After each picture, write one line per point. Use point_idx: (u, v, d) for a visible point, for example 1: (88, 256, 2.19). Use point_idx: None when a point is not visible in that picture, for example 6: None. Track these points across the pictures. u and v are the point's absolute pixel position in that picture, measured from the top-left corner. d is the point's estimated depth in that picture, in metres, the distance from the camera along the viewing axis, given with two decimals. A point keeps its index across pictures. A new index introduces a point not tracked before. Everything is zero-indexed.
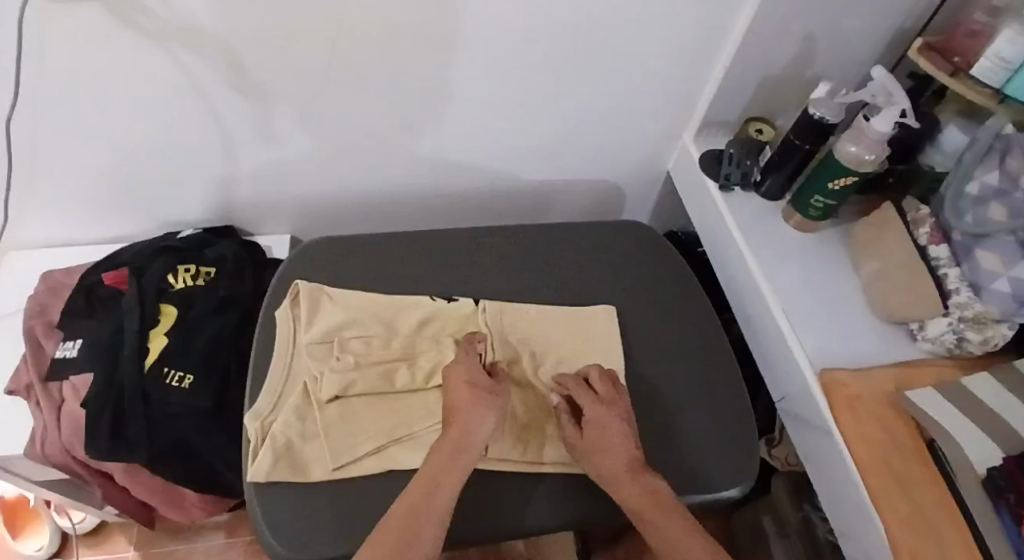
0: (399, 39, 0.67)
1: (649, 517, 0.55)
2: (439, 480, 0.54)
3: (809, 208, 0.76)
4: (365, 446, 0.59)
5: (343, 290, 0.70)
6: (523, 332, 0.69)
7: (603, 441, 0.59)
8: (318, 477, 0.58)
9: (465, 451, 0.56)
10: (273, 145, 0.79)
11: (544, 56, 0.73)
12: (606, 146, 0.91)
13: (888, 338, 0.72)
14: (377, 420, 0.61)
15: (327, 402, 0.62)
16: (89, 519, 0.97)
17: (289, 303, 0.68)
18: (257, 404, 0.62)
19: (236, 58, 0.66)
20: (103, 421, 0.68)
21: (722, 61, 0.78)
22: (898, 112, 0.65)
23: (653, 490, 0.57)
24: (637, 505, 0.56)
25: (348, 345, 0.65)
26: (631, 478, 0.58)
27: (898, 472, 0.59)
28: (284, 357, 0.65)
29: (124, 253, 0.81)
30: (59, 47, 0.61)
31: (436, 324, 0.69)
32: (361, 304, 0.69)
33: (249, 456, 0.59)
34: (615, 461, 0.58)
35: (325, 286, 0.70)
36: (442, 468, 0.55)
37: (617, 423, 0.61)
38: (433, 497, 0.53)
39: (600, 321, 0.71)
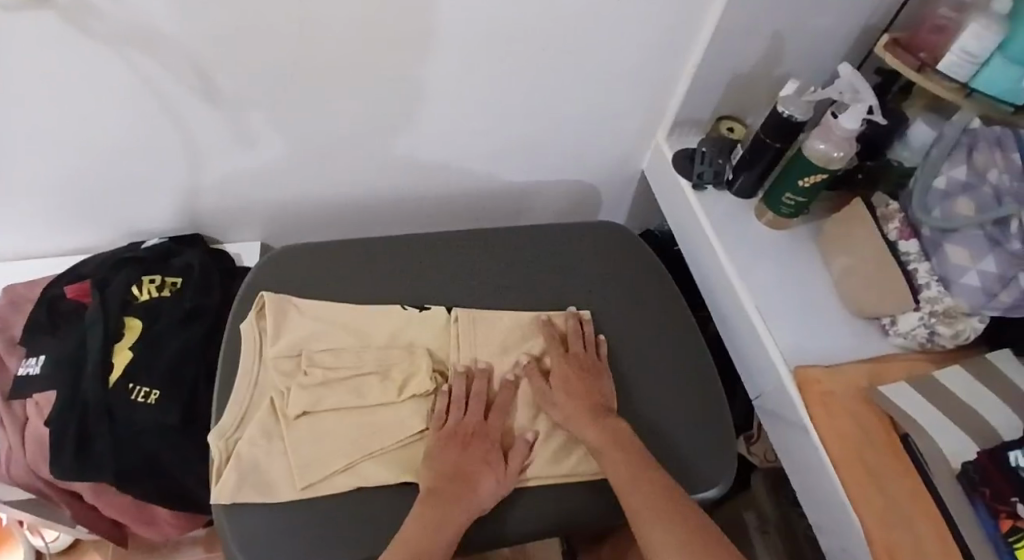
0: (367, 38, 0.66)
1: (609, 454, 0.59)
2: (450, 507, 0.55)
3: (781, 206, 0.76)
4: (339, 462, 0.58)
5: (310, 301, 0.68)
6: (496, 339, 0.68)
7: (569, 392, 0.64)
8: (286, 496, 0.57)
9: (463, 500, 0.56)
10: (239, 150, 0.77)
11: (515, 54, 0.72)
12: (579, 147, 0.90)
13: (860, 334, 0.72)
14: (346, 436, 0.60)
15: (295, 418, 0.61)
16: (63, 538, 0.94)
17: (254, 316, 0.67)
18: (222, 421, 0.61)
19: (200, 62, 0.64)
20: (68, 441, 0.67)
21: (693, 59, 0.78)
22: (865, 109, 0.66)
23: (612, 431, 0.61)
24: (596, 441, 0.60)
25: (317, 359, 0.64)
26: (593, 420, 0.61)
27: (870, 465, 0.60)
28: (250, 371, 0.64)
29: (87, 264, 0.79)
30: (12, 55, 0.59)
31: (409, 333, 0.68)
32: (329, 315, 0.68)
33: (214, 475, 0.58)
34: (579, 404, 0.63)
35: (292, 297, 0.69)
36: (447, 490, 0.56)
37: (579, 375, 0.65)
38: (426, 539, 0.52)
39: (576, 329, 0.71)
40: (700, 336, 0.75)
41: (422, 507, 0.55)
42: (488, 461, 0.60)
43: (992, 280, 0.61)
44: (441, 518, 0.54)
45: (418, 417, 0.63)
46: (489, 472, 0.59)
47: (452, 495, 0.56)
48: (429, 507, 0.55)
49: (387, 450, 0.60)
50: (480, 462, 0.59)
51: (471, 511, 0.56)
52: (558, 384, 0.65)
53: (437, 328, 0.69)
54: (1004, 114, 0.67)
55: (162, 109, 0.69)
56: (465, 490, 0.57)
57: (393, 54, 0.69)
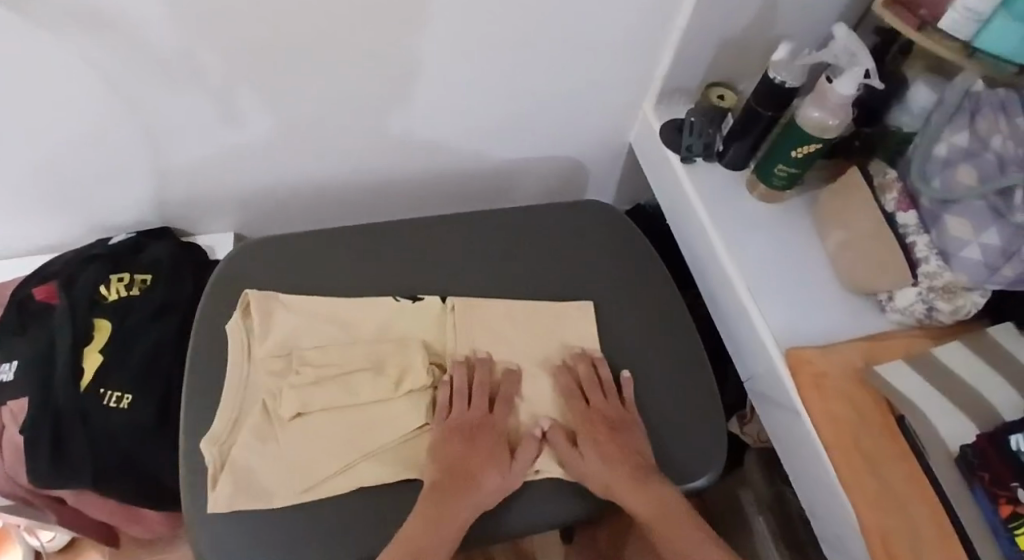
0: (332, 16, 0.62)
1: (659, 524, 0.58)
2: (444, 512, 0.54)
3: (772, 178, 0.72)
4: (332, 464, 0.56)
5: (299, 296, 0.66)
6: (493, 330, 0.67)
7: (608, 461, 0.59)
8: (285, 499, 0.55)
9: (457, 502, 0.55)
10: (205, 138, 0.74)
11: (492, 27, 0.68)
12: (563, 121, 0.86)
13: (856, 312, 0.69)
14: (342, 435, 0.58)
15: (289, 420, 0.58)
16: (60, 537, 0.94)
17: (240, 315, 0.64)
18: (213, 426, 0.58)
19: (155, 48, 0.60)
20: (42, 449, 0.65)
21: (677, 25, 0.73)
22: (862, 74, 0.62)
23: (660, 498, 0.58)
24: (644, 512, 0.58)
25: (307, 357, 0.62)
26: (639, 486, 0.58)
27: (865, 448, 0.58)
28: (239, 372, 0.62)
29: (56, 262, 0.76)
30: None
31: (400, 325, 0.66)
32: (318, 310, 0.65)
33: (208, 483, 0.56)
34: (616, 469, 0.59)
35: (279, 294, 0.66)
36: (443, 504, 0.55)
37: (609, 437, 0.61)
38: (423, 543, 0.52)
39: (575, 317, 0.69)
40: (690, 319, 0.72)
41: (420, 518, 0.54)
42: (493, 459, 0.59)
43: (994, 254, 0.58)
44: (438, 521, 0.54)
45: (417, 413, 0.61)
46: (492, 469, 0.58)
47: (451, 496, 0.55)
48: (427, 504, 0.55)
49: (387, 446, 0.59)
50: (481, 461, 0.58)
51: (469, 511, 0.56)
52: (589, 450, 0.60)
53: (433, 318, 0.67)
54: (1008, 75, 0.63)
55: (118, 98, 0.66)
56: (463, 489, 0.56)
57: (363, 31, 0.65)
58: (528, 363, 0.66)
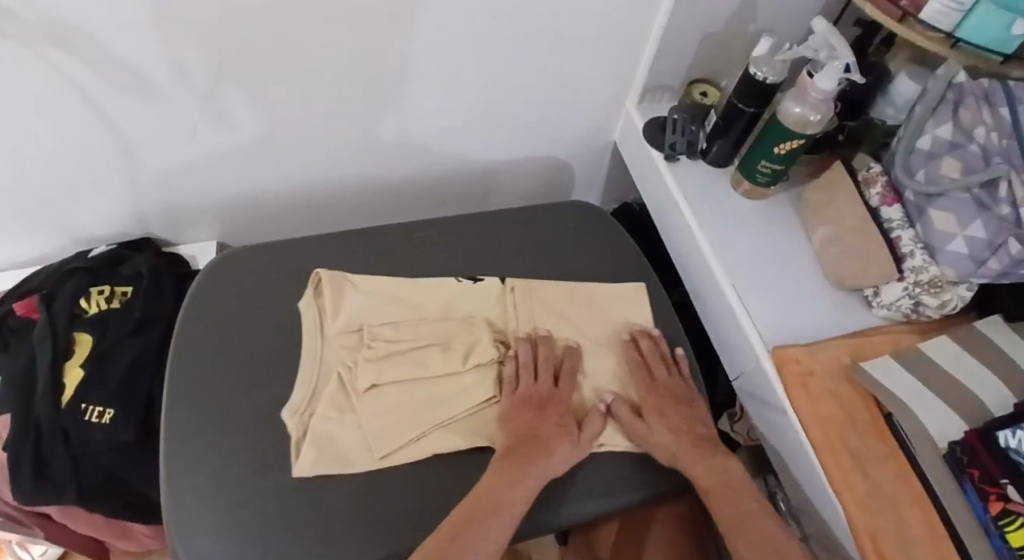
0: (303, 21, 0.61)
1: (721, 495, 0.58)
2: (520, 479, 0.54)
3: (757, 175, 0.71)
4: (408, 433, 0.57)
5: (367, 277, 0.66)
6: (553, 309, 0.67)
7: (674, 431, 0.60)
8: (364, 466, 0.56)
9: (536, 464, 0.55)
10: (183, 147, 0.73)
11: (466, 29, 0.67)
12: (546, 121, 0.86)
13: (842, 307, 0.69)
14: (416, 407, 0.59)
15: (364, 392, 0.59)
16: (51, 550, 0.94)
17: (312, 293, 0.64)
18: (292, 398, 0.59)
19: (124, 58, 0.60)
20: (24, 467, 0.64)
21: (658, 23, 0.73)
22: (842, 67, 0.61)
23: (722, 467, 0.60)
24: (705, 481, 0.59)
25: (378, 333, 0.62)
26: (702, 457, 0.60)
27: (853, 449, 0.57)
28: (313, 346, 0.62)
29: (37, 275, 0.75)
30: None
31: (462, 305, 0.66)
32: (387, 289, 0.66)
33: (288, 451, 0.56)
34: (681, 439, 0.60)
35: (350, 275, 0.66)
36: (519, 466, 0.55)
37: (674, 407, 0.63)
38: (502, 499, 0.52)
39: (630, 299, 0.70)
40: (674, 319, 0.72)
41: (498, 476, 0.54)
42: (564, 428, 0.59)
43: (980, 247, 0.57)
44: (514, 480, 0.54)
45: (485, 387, 0.61)
46: (563, 436, 0.58)
47: (529, 458, 0.55)
48: (506, 464, 0.55)
49: (457, 417, 0.59)
50: (554, 428, 0.58)
51: (547, 472, 0.56)
52: (654, 418, 0.61)
53: (494, 296, 0.67)
54: (992, 66, 0.61)
55: (91, 110, 0.65)
56: (542, 452, 0.56)
57: (335, 35, 0.64)
58: (596, 340, 0.67)
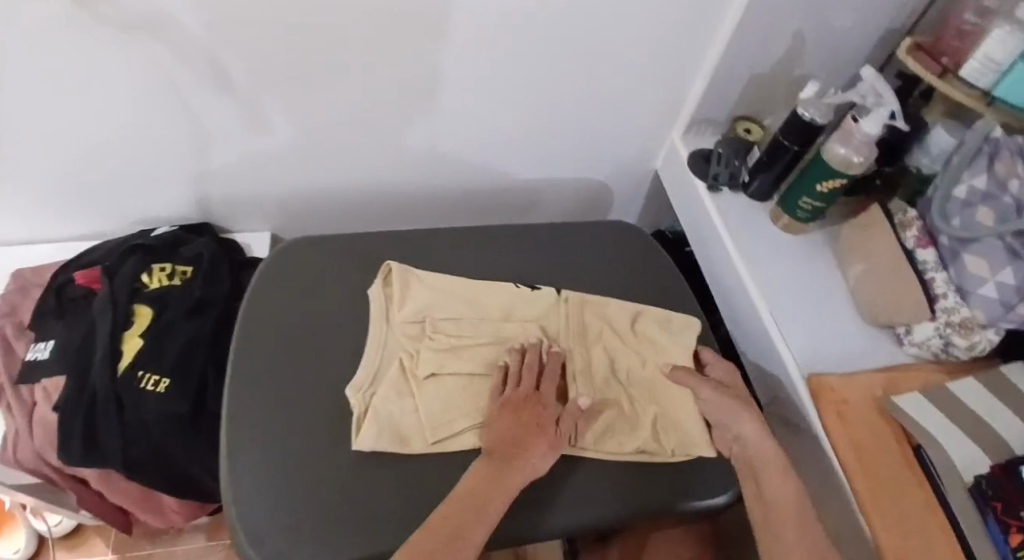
0: (377, 26, 0.65)
1: (772, 479, 0.58)
2: (490, 492, 0.53)
3: (797, 210, 0.75)
4: (462, 422, 0.60)
5: (431, 273, 0.70)
6: (607, 322, 0.70)
7: (743, 415, 0.62)
8: (418, 448, 0.58)
9: (511, 470, 0.55)
10: (248, 137, 0.76)
11: (525, 46, 0.71)
12: (593, 143, 0.89)
13: (875, 342, 0.71)
14: (474, 401, 0.61)
15: (424, 379, 0.62)
16: (66, 522, 1.00)
17: (381, 282, 0.68)
18: (355, 377, 0.62)
19: (209, 50, 0.64)
20: (75, 429, 0.67)
21: (712, 56, 0.77)
22: (887, 114, 0.65)
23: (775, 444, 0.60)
24: (756, 461, 0.59)
25: (440, 326, 0.65)
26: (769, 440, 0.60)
27: (885, 475, 0.59)
28: (378, 332, 0.65)
29: (99, 249, 0.79)
30: (15, 38, 0.58)
31: (520, 309, 0.69)
32: (448, 286, 0.69)
33: (351, 427, 0.59)
34: (748, 420, 0.61)
35: (414, 269, 0.70)
36: (498, 474, 0.54)
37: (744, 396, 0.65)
38: (479, 503, 0.52)
39: (678, 329, 0.71)
40: (710, 339, 0.74)
41: (471, 483, 0.54)
42: (540, 428, 0.58)
43: (1010, 292, 0.60)
44: (495, 483, 0.54)
45: None
46: (541, 438, 0.57)
47: (505, 461, 0.55)
48: (484, 468, 0.55)
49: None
50: (531, 427, 0.58)
51: (530, 472, 0.55)
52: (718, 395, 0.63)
53: (547, 304, 0.70)
54: None
55: (170, 98, 0.69)
56: (517, 454, 0.56)
57: (408, 43, 0.68)
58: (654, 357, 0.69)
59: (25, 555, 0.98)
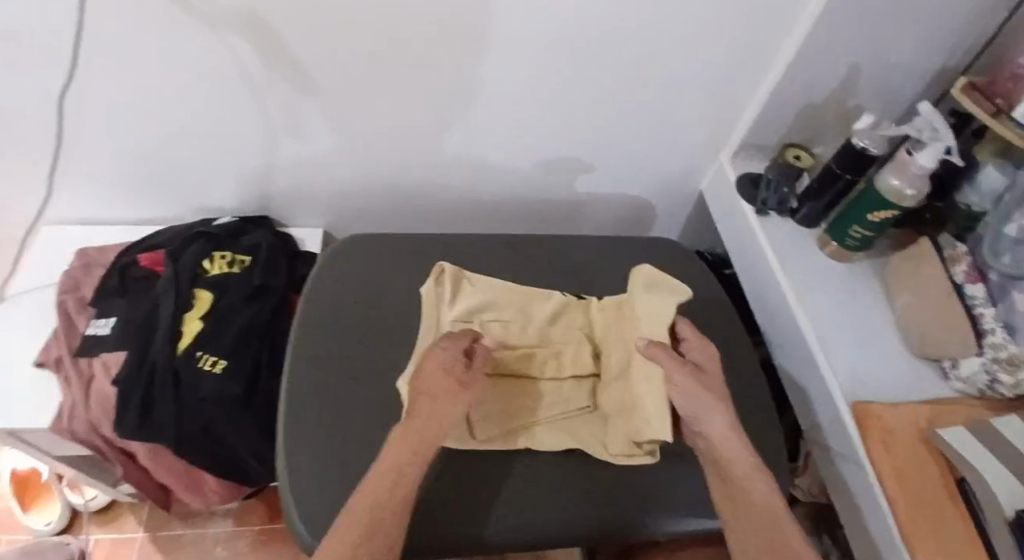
0: (451, 37, 0.67)
1: (736, 482, 0.58)
2: (405, 470, 0.54)
3: (846, 238, 0.76)
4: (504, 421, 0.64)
5: (480, 276, 0.73)
6: None
7: (712, 406, 0.60)
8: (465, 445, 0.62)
9: (421, 445, 0.55)
10: (314, 136, 0.79)
11: (589, 63, 0.73)
12: (642, 161, 0.91)
13: (920, 374, 0.72)
14: (517, 403, 0.65)
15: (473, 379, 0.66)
16: (100, 498, 1.03)
17: (433, 281, 0.71)
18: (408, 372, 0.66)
19: (288, 50, 0.66)
20: (133, 403, 0.70)
21: (766, 84, 0.79)
22: (943, 149, 0.65)
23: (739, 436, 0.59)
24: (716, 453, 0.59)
25: (487, 329, 0.69)
26: (738, 439, 0.59)
27: (927, 506, 0.60)
28: (430, 329, 0.69)
29: (163, 233, 0.83)
30: (112, 29, 0.62)
31: (566, 317, 0.72)
32: (497, 289, 0.72)
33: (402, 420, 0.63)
34: (714, 414, 0.60)
35: (464, 271, 0.73)
36: (408, 449, 0.55)
37: (718, 383, 0.62)
38: (400, 478, 0.54)
39: (664, 296, 0.67)
40: (751, 360, 0.75)
41: (388, 461, 0.54)
42: (452, 388, 0.58)
43: None
44: (402, 464, 0.54)
45: (581, 394, 0.68)
46: (447, 401, 0.58)
47: (414, 431, 0.56)
48: (399, 443, 0.55)
49: (546, 420, 0.65)
50: (449, 388, 0.58)
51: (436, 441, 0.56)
52: (684, 381, 0.61)
53: (591, 313, 0.73)
54: None
55: (248, 95, 0.72)
56: (426, 422, 0.56)
57: (477, 56, 0.70)
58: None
59: (55, 529, 1.02)
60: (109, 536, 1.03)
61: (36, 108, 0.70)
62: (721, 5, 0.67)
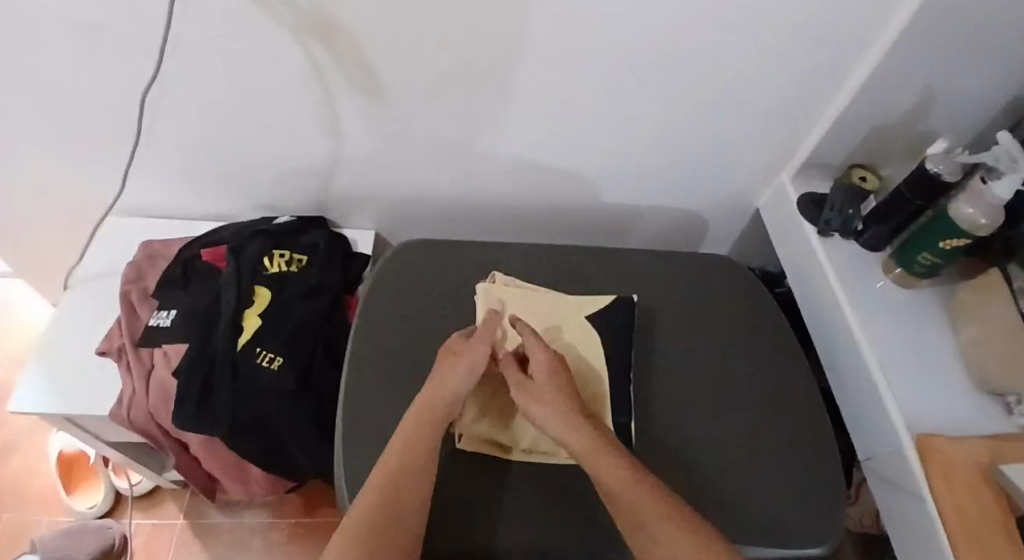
0: (522, 51, 0.67)
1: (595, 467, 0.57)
2: (415, 453, 0.57)
3: (913, 265, 0.74)
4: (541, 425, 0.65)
5: (525, 288, 0.74)
6: (689, 349, 0.74)
7: (544, 407, 0.62)
8: (514, 455, 0.64)
9: (425, 429, 0.59)
10: (378, 142, 0.80)
11: (656, 79, 0.73)
12: (698, 178, 0.91)
13: (982, 407, 0.70)
14: None
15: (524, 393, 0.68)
16: (144, 483, 1.05)
17: (485, 299, 0.72)
18: None
19: (361, 55, 0.67)
20: (193, 394, 0.71)
21: (835, 105, 0.77)
22: (1020, 181, 0.62)
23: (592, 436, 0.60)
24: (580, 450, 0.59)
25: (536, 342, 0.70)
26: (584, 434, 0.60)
27: (988, 546, 0.58)
28: None
29: (225, 230, 0.85)
30: (193, 30, 0.63)
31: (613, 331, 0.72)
32: (546, 304, 0.73)
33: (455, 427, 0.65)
34: (550, 413, 0.61)
35: (508, 282, 0.74)
36: (418, 432, 0.58)
37: (551, 381, 0.63)
38: (409, 463, 0.56)
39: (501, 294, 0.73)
40: (807, 383, 0.74)
41: (396, 449, 0.58)
42: (456, 359, 0.64)
43: None
44: (413, 445, 0.57)
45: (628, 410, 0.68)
46: (460, 370, 0.62)
47: (425, 412, 0.60)
48: (410, 422, 0.59)
49: None
50: (450, 360, 0.64)
51: (441, 410, 0.60)
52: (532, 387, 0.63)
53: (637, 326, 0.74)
54: None
55: (319, 97, 0.73)
56: (434, 398, 0.61)
57: (545, 71, 0.70)
58: (743, 395, 0.72)
59: (99, 512, 1.04)
60: (150, 521, 1.05)
61: (116, 102, 0.72)
62: (797, 26, 0.66)
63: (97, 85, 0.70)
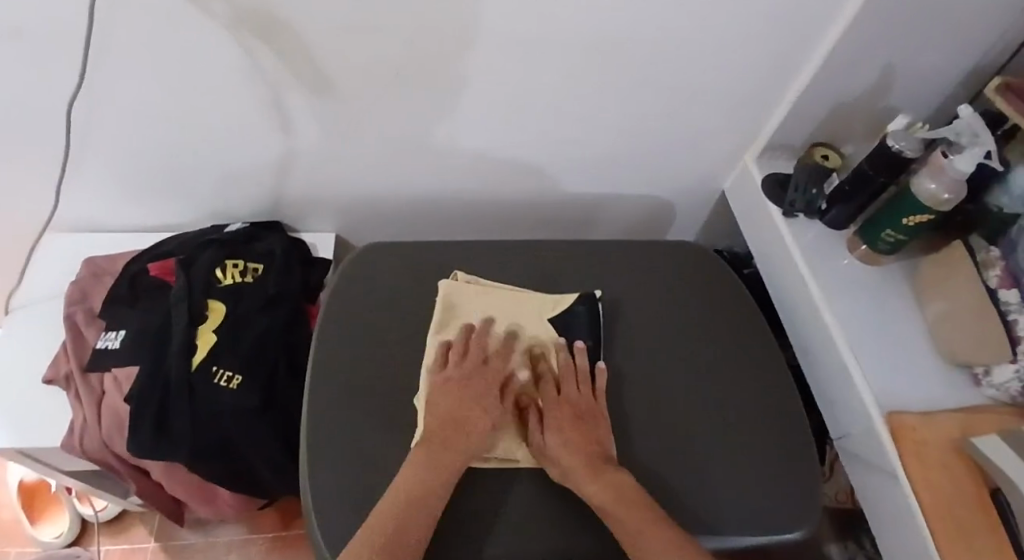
0: (475, 39, 0.64)
1: (612, 514, 0.55)
2: (424, 492, 0.55)
3: (878, 242, 0.74)
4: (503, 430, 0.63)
5: (487, 286, 0.72)
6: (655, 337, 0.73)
7: (567, 447, 0.60)
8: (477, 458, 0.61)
9: (435, 469, 0.57)
10: (330, 141, 0.77)
11: (616, 63, 0.70)
12: (661, 163, 0.89)
13: (951, 381, 0.70)
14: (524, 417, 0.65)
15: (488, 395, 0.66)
16: (111, 508, 1.01)
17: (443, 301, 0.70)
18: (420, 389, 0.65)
19: (304, 50, 0.63)
20: (148, 419, 0.68)
21: (796, 85, 0.76)
22: (982, 153, 0.62)
23: (612, 483, 0.57)
24: (600, 500, 0.56)
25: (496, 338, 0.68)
26: (592, 475, 0.57)
27: (960, 517, 0.59)
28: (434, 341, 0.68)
29: (171, 243, 0.81)
30: (118, 31, 0.59)
31: (577, 321, 0.70)
32: (508, 299, 0.71)
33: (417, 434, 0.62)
34: (574, 456, 0.59)
35: (470, 280, 0.72)
36: (425, 469, 0.57)
37: (574, 421, 0.62)
38: (417, 502, 0.54)
39: (458, 292, 0.70)
40: (776, 365, 0.73)
41: (399, 488, 0.55)
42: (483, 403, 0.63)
43: None
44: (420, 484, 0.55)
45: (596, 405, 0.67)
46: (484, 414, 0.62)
47: (440, 447, 0.59)
48: (419, 456, 0.58)
49: None
50: (476, 395, 0.63)
51: (466, 450, 0.59)
52: (550, 430, 0.61)
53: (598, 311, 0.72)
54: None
55: (268, 97, 0.69)
56: (456, 438, 0.60)
57: (500, 59, 0.67)
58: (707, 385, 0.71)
59: (65, 542, 1.00)
60: (119, 546, 1.01)
61: (43, 113, 0.67)
62: (757, 7, 0.64)
63: (22, 96, 0.65)
